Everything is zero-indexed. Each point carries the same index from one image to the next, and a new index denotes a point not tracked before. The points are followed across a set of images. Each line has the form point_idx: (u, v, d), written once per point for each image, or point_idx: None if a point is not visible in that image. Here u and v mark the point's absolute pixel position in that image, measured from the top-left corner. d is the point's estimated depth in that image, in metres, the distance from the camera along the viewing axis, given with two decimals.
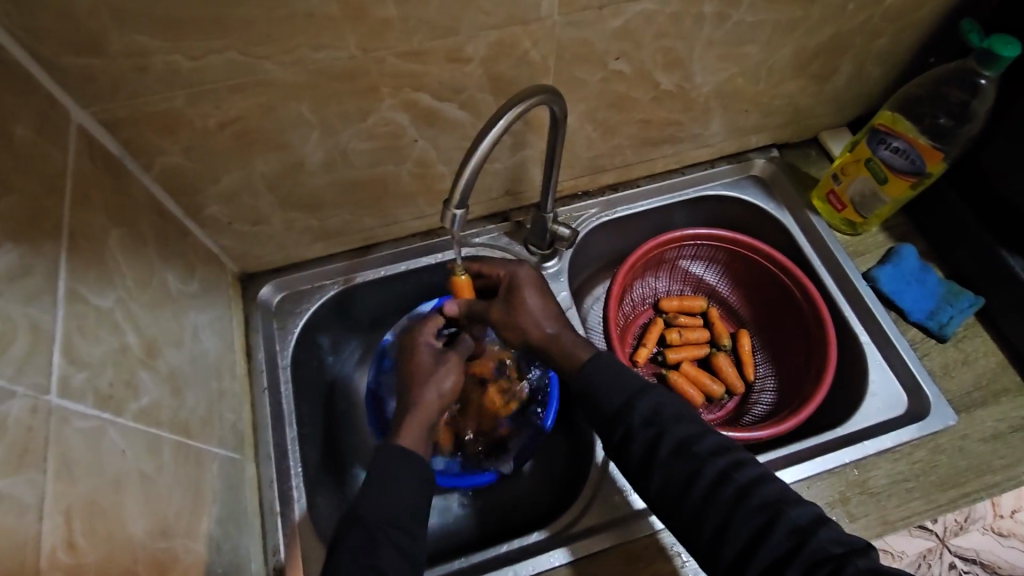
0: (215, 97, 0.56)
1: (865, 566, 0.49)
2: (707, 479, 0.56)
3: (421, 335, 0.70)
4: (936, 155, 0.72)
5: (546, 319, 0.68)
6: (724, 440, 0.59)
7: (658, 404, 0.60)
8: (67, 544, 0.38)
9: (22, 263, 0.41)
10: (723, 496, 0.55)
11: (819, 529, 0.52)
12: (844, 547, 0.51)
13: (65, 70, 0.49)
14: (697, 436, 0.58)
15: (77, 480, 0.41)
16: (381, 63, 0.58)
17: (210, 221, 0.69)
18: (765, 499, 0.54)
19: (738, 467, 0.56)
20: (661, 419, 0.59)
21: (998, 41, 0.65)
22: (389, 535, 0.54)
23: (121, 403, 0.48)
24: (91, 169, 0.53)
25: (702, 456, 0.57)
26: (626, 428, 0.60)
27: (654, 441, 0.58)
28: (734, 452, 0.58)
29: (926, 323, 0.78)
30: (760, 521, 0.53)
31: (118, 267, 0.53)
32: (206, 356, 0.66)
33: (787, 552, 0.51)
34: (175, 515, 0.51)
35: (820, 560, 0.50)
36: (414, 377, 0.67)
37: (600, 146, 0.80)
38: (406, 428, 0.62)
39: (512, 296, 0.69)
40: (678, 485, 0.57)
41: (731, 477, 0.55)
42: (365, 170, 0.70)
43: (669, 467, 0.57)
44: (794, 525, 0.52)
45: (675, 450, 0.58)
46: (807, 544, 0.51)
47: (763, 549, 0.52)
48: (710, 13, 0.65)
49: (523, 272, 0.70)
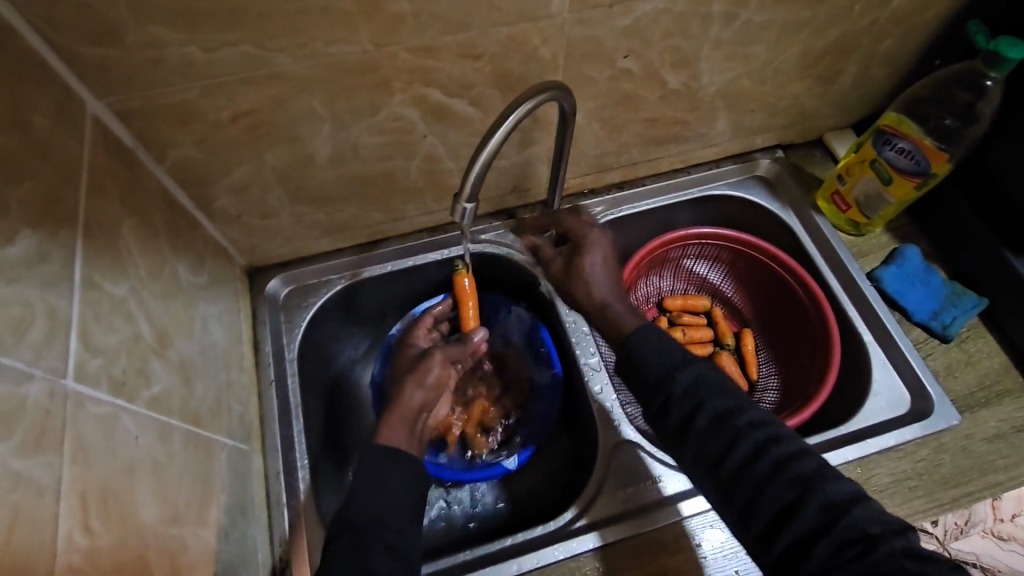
0: (229, 89, 0.56)
1: (901, 548, 0.46)
2: (744, 450, 0.54)
3: (415, 334, 0.75)
4: (941, 156, 0.73)
5: (599, 281, 0.71)
6: (764, 414, 0.56)
7: (701, 375, 0.59)
8: (82, 527, 0.39)
9: (41, 250, 0.42)
10: (757, 469, 0.52)
11: (854, 506, 0.49)
12: (880, 527, 0.48)
13: (82, 60, 0.50)
14: (734, 410, 0.56)
15: (92, 464, 0.41)
16: (392, 58, 0.58)
17: (219, 214, 0.70)
18: (800, 474, 0.51)
19: (777, 441, 0.54)
20: (700, 391, 0.57)
21: (1004, 42, 0.65)
22: (381, 536, 0.53)
23: (133, 391, 0.48)
24: (106, 161, 0.53)
25: (741, 428, 0.55)
26: (666, 397, 0.58)
27: (694, 412, 0.57)
28: (776, 426, 0.55)
29: (929, 323, 0.78)
30: (791, 495, 0.51)
31: (131, 256, 0.53)
32: (216, 347, 0.66)
33: (818, 526, 0.49)
34: (185, 503, 0.52)
35: (849, 540, 0.47)
36: (404, 371, 0.68)
37: (607, 144, 0.81)
38: (386, 423, 0.61)
39: (579, 251, 0.74)
40: (712, 456, 0.55)
41: (766, 451, 0.53)
42: (375, 164, 0.70)
43: (705, 437, 0.55)
44: (826, 501, 0.49)
45: (713, 420, 0.56)
46: (839, 522, 0.48)
47: (792, 522, 0.50)
48: (718, 12, 0.66)
49: (597, 239, 0.74)
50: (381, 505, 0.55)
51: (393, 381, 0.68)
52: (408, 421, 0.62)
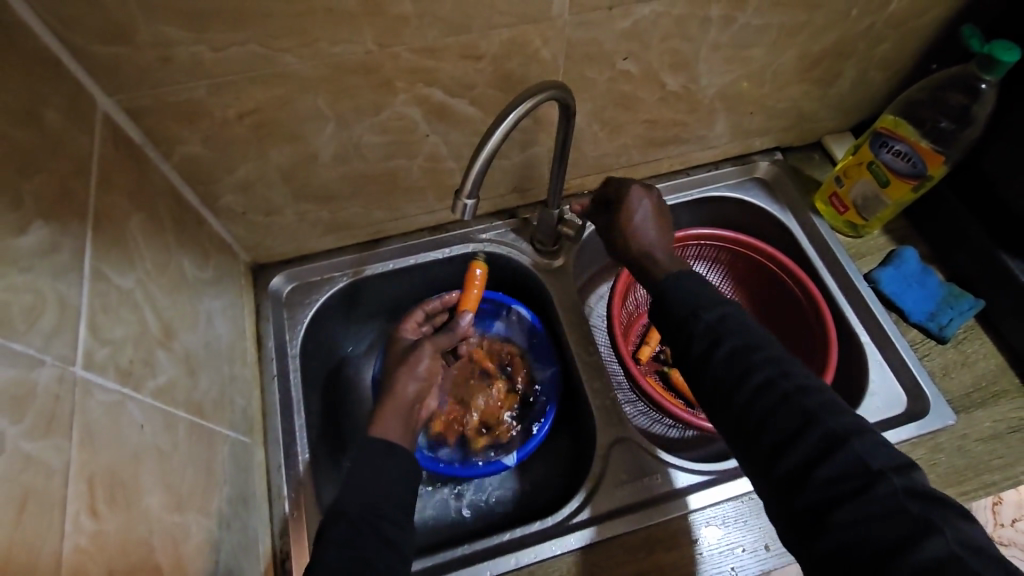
0: (236, 88, 0.57)
1: (904, 486, 0.45)
2: (755, 382, 0.53)
3: (402, 329, 0.77)
4: (937, 159, 0.74)
5: (647, 235, 0.69)
6: (783, 353, 0.55)
7: (725, 315, 0.58)
8: (89, 509, 0.40)
9: (51, 240, 0.43)
10: (765, 400, 0.52)
11: (858, 439, 0.48)
12: (883, 463, 0.47)
13: (93, 58, 0.51)
14: (753, 346, 0.55)
15: (98, 450, 0.42)
16: (396, 58, 0.60)
17: (224, 211, 0.71)
18: (807, 406, 0.51)
19: (789, 376, 0.53)
20: (724, 328, 0.57)
21: (998, 46, 0.66)
22: (378, 528, 0.54)
23: (139, 380, 0.50)
24: (115, 156, 0.54)
25: (755, 362, 0.54)
26: (687, 335, 0.58)
27: (712, 347, 0.56)
28: (790, 362, 0.54)
29: (925, 324, 0.79)
30: (797, 425, 0.50)
31: (138, 249, 0.55)
32: (219, 341, 0.67)
33: (821, 455, 0.48)
34: (188, 491, 0.53)
35: (850, 472, 0.47)
36: (395, 363, 0.70)
37: (607, 145, 0.82)
38: (380, 417, 0.63)
39: (619, 208, 0.71)
40: (723, 385, 0.54)
41: (777, 384, 0.52)
42: (378, 163, 0.72)
43: (720, 369, 0.55)
44: (830, 432, 0.49)
45: (731, 354, 0.55)
46: (842, 453, 0.48)
47: (795, 451, 0.49)
48: (716, 16, 0.67)
49: (641, 196, 0.71)
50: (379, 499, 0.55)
51: (387, 372, 0.70)
52: (402, 416, 0.64)
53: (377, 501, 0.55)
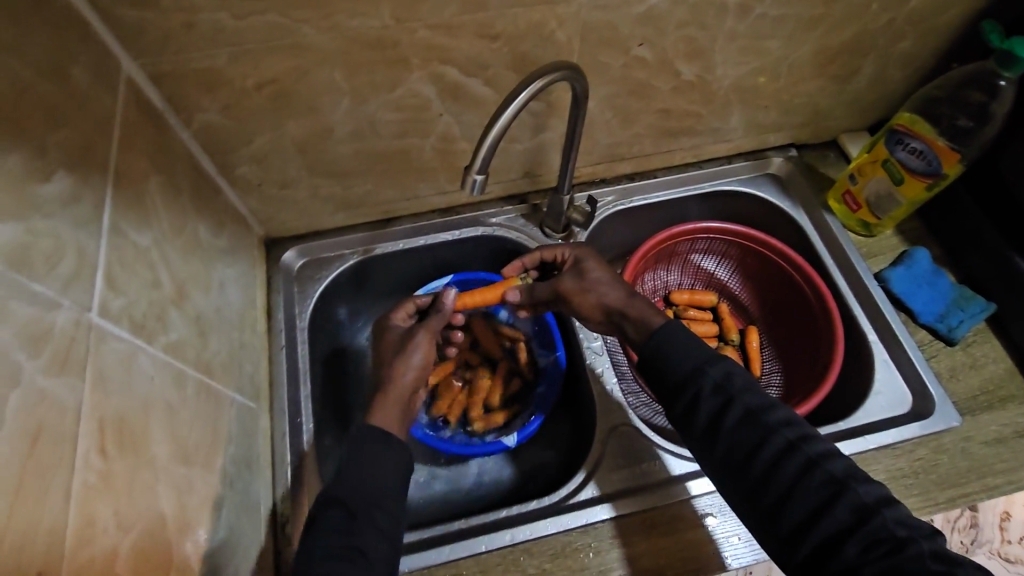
0: (255, 57, 0.59)
1: (930, 550, 0.48)
2: (772, 450, 0.55)
3: (392, 316, 0.71)
4: (953, 156, 0.73)
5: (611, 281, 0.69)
6: (793, 415, 0.58)
7: (729, 372, 0.60)
8: (98, 450, 0.41)
9: (74, 191, 0.44)
10: (785, 469, 0.54)
11: (883, 508, 0.51)
12: (907, 529, 0.49)
13: (119, 21, 0.53)
14: (765, 406, 0.58)
15: (110, 392, 0.44)
16: (412, 34, 0.61)
17: (240, 181, 0.73)
18: (830, 474, 0.53)
19: (808, 440, 0.55)
20: (731, 387, 0.58)
21: (1018, 43, 0.65)
22: (374, 516, 0.54)
23: (151, 334, 0.51)
24: (136, 118, 0.56)
25: (770, 426, 0.56)
26: (695, 394, 0.59)
27: (724, 407, 0.58)
28: (804, 427, 0.57)
29: (935, 325, 0.78)
30: (821, 496, 0.52)
31: (155, 209, 0.56)
32: (231, 308, 0.69)
33: (846, 526, 0.50)
34: (195, 445, 0.54)
35: (879, 540, 0.49)
36: (392, 350, 0.67)
37: (620, 134, 0.82)
38: (381, 409, 0.62)
39: (575, 266, 0.72)
40: (741, 454, 0.56)
41: (797, 450, 0.55)
42: (392, 141, 0.73)
43: (737, 432, 0.57)
44: (856, 502, 0.51)
45: (743, 417, 0.57)
46: (869, 522, 0.50)
47: (821, 522, 0.51)
48: (733, 4, 0.67)
49: (585, 249, 0.73)
50: (378, 483, 0.56)
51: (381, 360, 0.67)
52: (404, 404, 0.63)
53: (375, 465, 0.56)
